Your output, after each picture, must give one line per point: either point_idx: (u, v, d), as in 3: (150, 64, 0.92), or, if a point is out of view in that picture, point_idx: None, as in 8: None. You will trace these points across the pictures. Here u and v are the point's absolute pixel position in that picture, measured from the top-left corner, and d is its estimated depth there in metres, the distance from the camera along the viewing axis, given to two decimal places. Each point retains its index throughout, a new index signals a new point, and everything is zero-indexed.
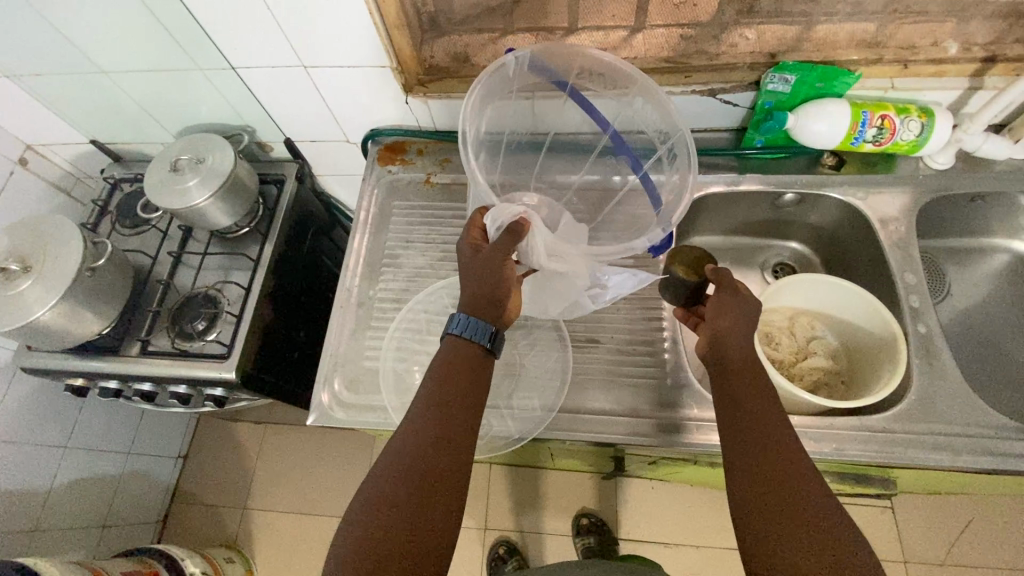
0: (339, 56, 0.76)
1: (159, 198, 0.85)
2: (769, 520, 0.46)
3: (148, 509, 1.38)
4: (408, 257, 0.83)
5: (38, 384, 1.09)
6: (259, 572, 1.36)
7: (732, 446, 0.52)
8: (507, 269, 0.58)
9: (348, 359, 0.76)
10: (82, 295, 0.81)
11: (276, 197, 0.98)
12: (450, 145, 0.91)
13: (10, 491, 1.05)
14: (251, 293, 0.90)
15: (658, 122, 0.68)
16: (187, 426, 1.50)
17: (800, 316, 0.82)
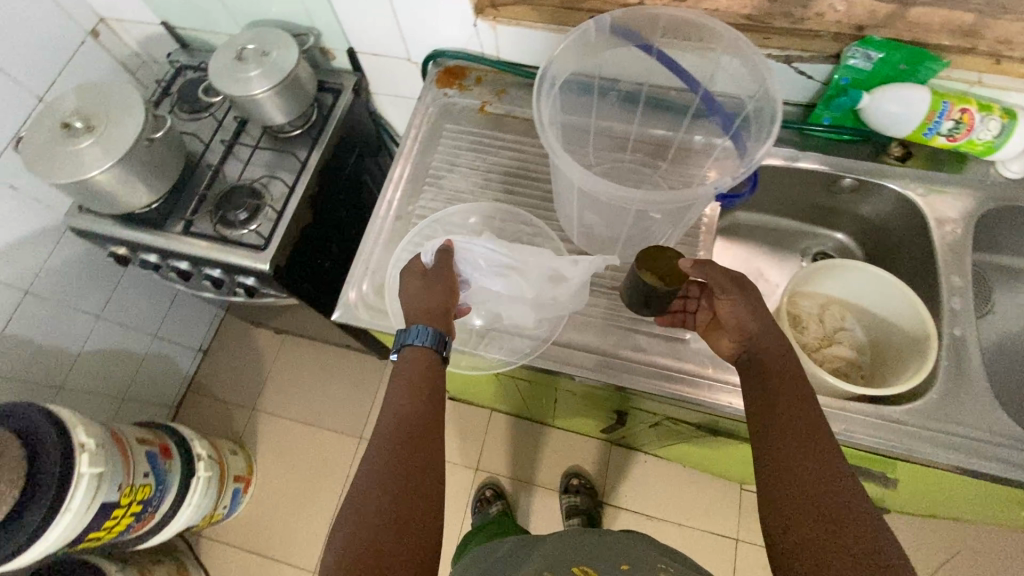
0: None
1: (222, 84, 0.87)
2: (792, 517, 0.47)
3: (165, 392, 1.45)
4: (451, 180, 0.83)
5: (81, 251, 1.13)
6: (259, 469, 1.43)
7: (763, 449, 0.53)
8: (448, 284, 0.67)
9: (380, 265, 0.78)
10: (137, 164, 0.83)
11: (331, 106, 0.99)
12: (509, 78, 0.90)
13: (45, 346, 1.11)
14: (294, 193, 0.92)
15: (751, 85, 0.60)
16: (210, 324, 1.56)
17: (832, 305, 0.81)
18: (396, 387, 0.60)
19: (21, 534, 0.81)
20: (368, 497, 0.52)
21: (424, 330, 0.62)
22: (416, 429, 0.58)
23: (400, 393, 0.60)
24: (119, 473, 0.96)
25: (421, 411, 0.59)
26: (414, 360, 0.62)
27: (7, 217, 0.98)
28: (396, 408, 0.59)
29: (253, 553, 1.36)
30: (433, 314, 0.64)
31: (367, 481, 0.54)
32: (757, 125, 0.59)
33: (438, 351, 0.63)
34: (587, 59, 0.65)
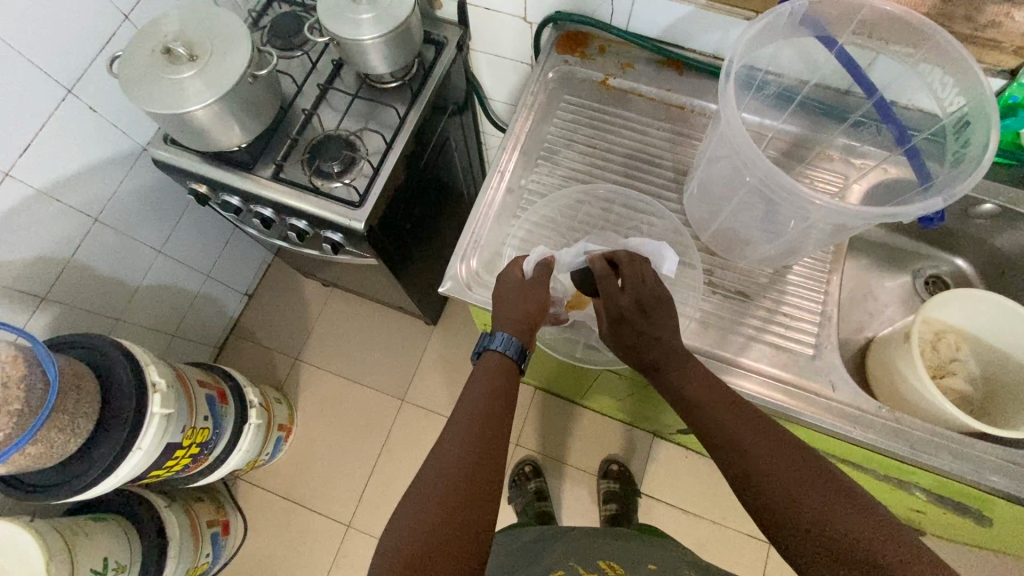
0: None
1: (331, 23, 0.81)
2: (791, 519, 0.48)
3: (211, 332, 1.44)
4: (568, 157, 0.79)
5: (148, 183, 1.09)
6: (299, 420, 1.43)
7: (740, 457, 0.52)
8: (541, 298, 0.65)
9: (489, 240, 0.74)
10: (239, 102, 0.78)
11: (433, 60, 0.93)
12: (635, 51, 0.84)
13: (107, 276, 1.08)
14: (392, 150, 0.88)
15: (955, 98, 0.59)
16: (258, 268, 1.53)
17: (947, 334, 0.77)
18: (472, 390, 0.60)
19: (96, 469, 0.80)
20: (429, 498, 0.51)
21: (507, 338, 0.62)
22: (488, 437, 0.56)
23: (477, 395, 0.59)
24: (183, 415, 0.95)
25: (488, 417, 0.57)
26: (489, 366, 0.61)
27: (84, 140, 0.93)
28: (470, 411, 0.58)
29: (288, 501, 1.37)
30: (520, 323, 0.63)
31: (428, 481, 0.53)
32: (958, 141, 0.59)
33: (516, 360, 0.62)
34: (761, 43, 0.62)
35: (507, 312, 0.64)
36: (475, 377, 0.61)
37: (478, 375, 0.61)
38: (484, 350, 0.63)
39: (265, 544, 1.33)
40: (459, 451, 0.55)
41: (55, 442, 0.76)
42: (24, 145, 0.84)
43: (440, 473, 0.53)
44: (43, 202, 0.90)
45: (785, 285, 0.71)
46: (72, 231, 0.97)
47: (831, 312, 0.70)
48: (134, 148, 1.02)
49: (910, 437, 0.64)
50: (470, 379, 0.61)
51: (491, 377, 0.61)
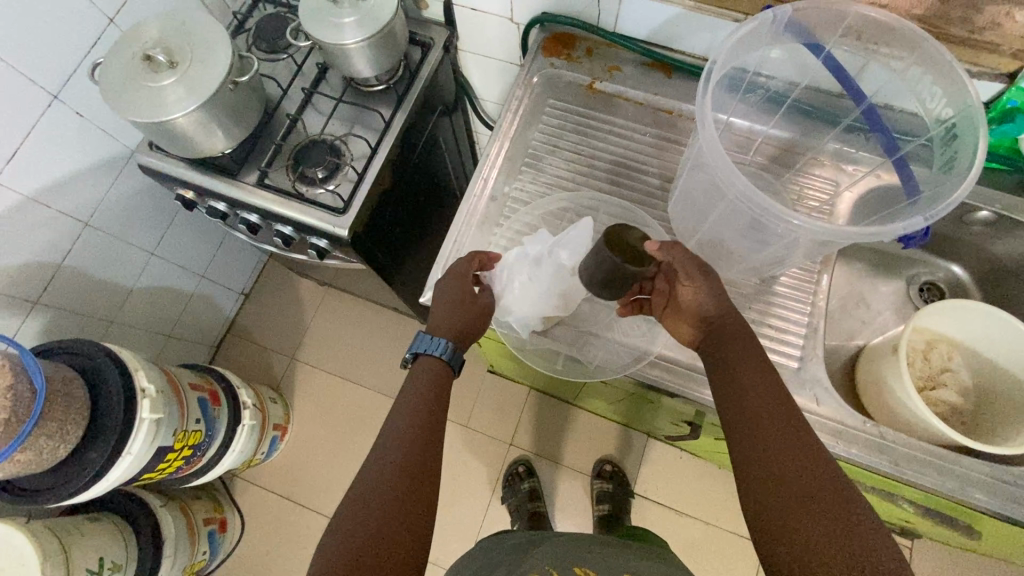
0: None
1: (312, 27, 0.80)
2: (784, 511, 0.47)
3: (207, 331, 1.45)
4: (552, 164, 0.78)
5: (139, 186, 1.09)
6: (295, 418, 1.44)
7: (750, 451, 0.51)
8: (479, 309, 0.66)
9: (470, 249, 0.74)
10: (220, 108, 0.77)
11: (419, 62, 0.92)
12: (623, 53, 0.82)
13: (100, 279, 1.09)
14: (377, 155, 0.87)
15: (943, 107, 0.57)
16: (254, 267, 1.54)
17: (939, 343, 0.76)
18: (411, 388, 0.60)
19: (86, 474, 0.81)
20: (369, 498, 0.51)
21: (444, 342, 0.63)
22: (429, 434, 0.57)
23: (417, 393, 0.60)
24: (173, 419, 0.96)
25: (431, 413, 0.58)
26: (426, 369, 0.62)
27: (71, 145, 0.93)
28: (413, 410, 0.58)
29: (284, 499, 1.38)
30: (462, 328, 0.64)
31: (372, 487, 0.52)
32: (944, 151, 0.58)
33: (449, 362, 0.63)
34: (745, 49, 0.60)
35: (447, 316, 0.65)
36: (415, 375, 0.62)
37: (416, 376, 0.62)
38: (420, 354, 0.63)
39: (263, 542, 1.35)
40: (397, 449, 0.55)
41: (44, 449, 0.77)
42: (11, 151, 0.84)
43: (380, 472, 0.53)
44: (32, 208, 0.91)
45: (771, 295, 0.70)
46: (62, 236, 0.98)
47: (817, 324, 0.69)
48: (123, 151, 1.02)
49: (896, 453, 0.63)
50: (409, 379, 0.62)
51: (428, 377, 0.61)
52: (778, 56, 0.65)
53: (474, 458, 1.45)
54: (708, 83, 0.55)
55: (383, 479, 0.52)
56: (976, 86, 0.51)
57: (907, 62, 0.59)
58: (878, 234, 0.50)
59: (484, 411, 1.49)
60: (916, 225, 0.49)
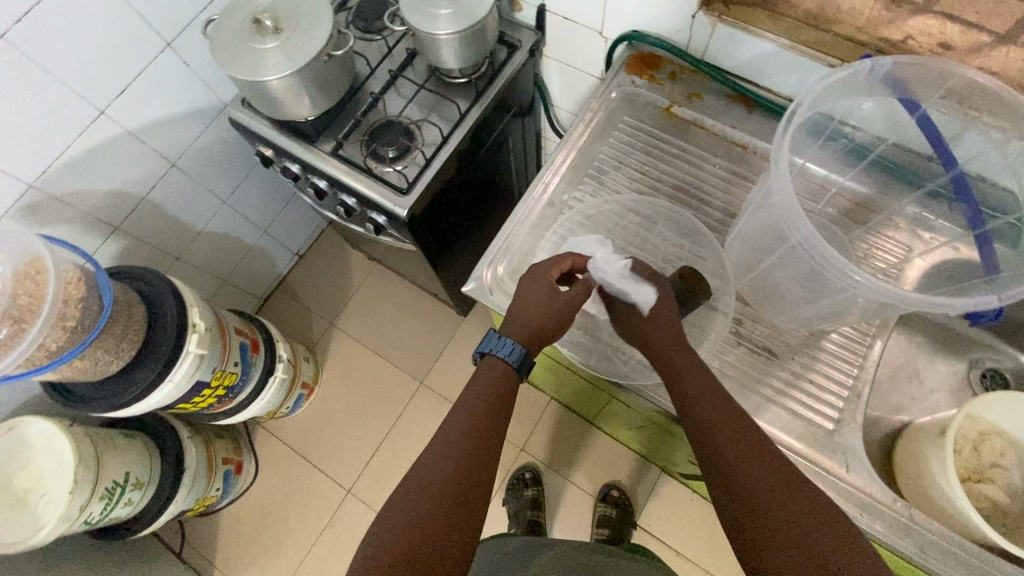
0: None
1: (409, 14, 0.83)
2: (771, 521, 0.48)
3: (259, 284, 1.52)
4: (615, 180, 0.78)
5: (225, 138, 1.16)
6: (323, 381, 1.49)
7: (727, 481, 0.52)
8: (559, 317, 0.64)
9: (519, 249, 0.75)
10: (311, 77, 0.82)
11: (503, 62, 0.94)
12: (707, 82, 0.81)
13: (174, 217, 1.16)
14: (447, 144, 0.89)
15: None
16: (312, 232, 1.61)
17: (992, 436, 0.71)
18: (471, 401, 0.60)
19: (132, 390, 0.88)
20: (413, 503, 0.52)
21: (514, 345, 0.62)
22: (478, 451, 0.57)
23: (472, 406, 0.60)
24: (215, 358, 1.01)
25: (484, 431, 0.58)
26: (490, 369, 0.62)
27: (174, 90, 1.00)
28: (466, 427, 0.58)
29: (298, 455, 1.43)
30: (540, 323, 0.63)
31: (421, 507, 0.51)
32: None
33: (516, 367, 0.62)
34: (834, 95, 0.59)
35: (522, 318, 0.63)
36: (475, 381, 0.61)
37: (479, 376, 0.62)
38: (488, 353, 0.63)
39: (271, 492, 1.41)
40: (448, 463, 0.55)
41: (98, 361, 0.83)
42: (121, 88, 0.92)
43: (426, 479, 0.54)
44: (129, 142, 0.99)
45: (817, 350, 0.68)
46: (150, 172, 1.05)
47: (862, 390, 0.66)
48: (217, 104, 1.09)
49: (923, 539, 0.60)
50: (470, 380, 0.62)
51: (488, 382, 0.61)
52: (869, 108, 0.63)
53: None
54: (789, 123, 0.54)
55: (429, 484, 0.53)
56: None
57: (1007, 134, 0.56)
58: (944, 305, 0.47)
59: None
60: (989, 304, 0.47)
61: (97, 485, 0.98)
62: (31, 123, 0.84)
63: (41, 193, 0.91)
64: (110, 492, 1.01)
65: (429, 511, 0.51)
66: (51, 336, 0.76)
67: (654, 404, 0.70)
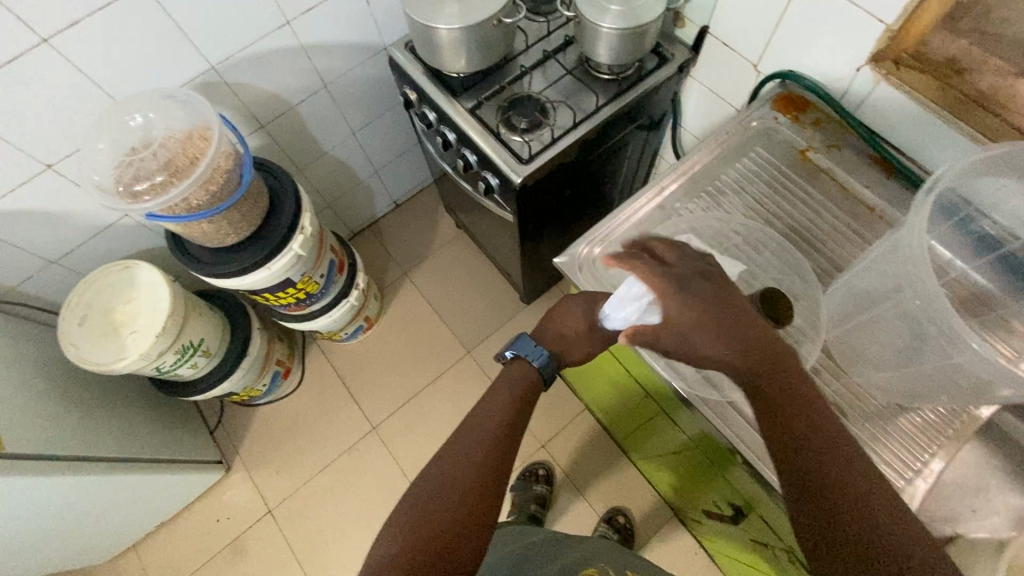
0: (871, 10, 0.68)
1: (583, 3, 0.88)
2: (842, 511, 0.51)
3: (355, 217, 1.63)
4: (730, 204, 0.79)
5: (374, 77, 1.26)
6: (382, 321, 1.57)
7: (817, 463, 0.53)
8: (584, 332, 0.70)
9: (619, 240, 0.77)
10: (477, 36, 0.89)
11: (651, 70, 0.97)
12: (852, 137, 0.80)
13: (310, 133, 1.28)
14: (577, 130, 0.94)
15: None
16: (414, 186, 1.70)
17: None
18: (494, 399, 0.65)
19: (236, 265, 0.97)
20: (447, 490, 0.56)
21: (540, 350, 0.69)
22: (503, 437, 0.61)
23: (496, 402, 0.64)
24: (309, 263, 1.10)
25: (506, 417, 0.63)
26: (519, 371, 0.68)
27: (350, 22, 1.11)
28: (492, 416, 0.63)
29: (340, 381, 1.52)
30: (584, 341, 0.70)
31: (443, 483, 0.57)
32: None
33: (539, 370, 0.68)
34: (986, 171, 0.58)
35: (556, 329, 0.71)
36: (500, 384, 0.67)
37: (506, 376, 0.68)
38: (518, 355, 0.69)
39: (305, 405, 1.50)
40: (476, 449, 0.60)
41: (220, 229, 0.94)
42: (310, 6, 1.03)
43: (454, 464, 0.58)
44: (298, 55, 1.10)
45: (893, 425, 0.66)
46: (305, 86, 1.17)
47: (928, 478, 0.64)
48: (379, 44, 1.20)
49: None
50: (500, 379, 0.68)
51: (515, 383, 0.66)
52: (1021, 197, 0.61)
53: None
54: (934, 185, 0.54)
55: (454, 475, 0.57)
56: None
57: None
58: None
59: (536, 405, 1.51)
60: None
61: (178, 338, 1.09)
62: (233, 14, 0.96)
63: (217, 76, 1.03)
64: (184, 349, 1.11)
65: (464, 505, 0.55)
66: (195, 194, 0.87)
67: (710, 424, 0.70)
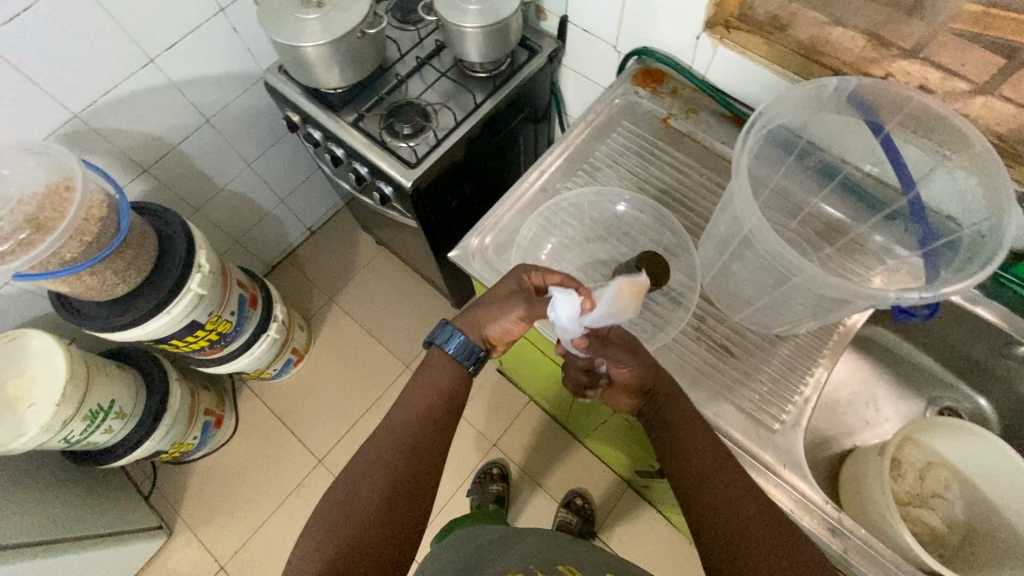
0: None
1: (442, 7, 0.90)
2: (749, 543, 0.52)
3: (268, 250, 1.59)
4: (606, 177, 0.83)
5: (259, 106, 1.24)
6: (313, 351, 1.54)
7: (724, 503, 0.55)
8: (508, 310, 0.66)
9: (507, 226, 0.80)
10: (344, 50, 0.89)
11: (522, 63, 1.01)
12: (706, 100, 0.86)
13: (200, 170, 1.24)
14: (459, 129, 0.96)
15: (979, 211, 0.59)
16: (327, 210, 1.68)
17: (939, 467, 0.75)
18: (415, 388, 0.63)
19: (130, 315, 0.93)
20: (357, 500, 0.54)
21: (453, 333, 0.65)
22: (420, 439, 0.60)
23: (410, 403, 0.62)
24: (214, 301, 1.07)
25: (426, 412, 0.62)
26: (434, 360, 0.65)
27: (220, 53, 1.09)
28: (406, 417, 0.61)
29: (277, 420, 1.47)
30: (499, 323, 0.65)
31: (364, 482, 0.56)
32: (969, 254, 0.59)
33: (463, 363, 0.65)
34: (802, 109, 0.65)
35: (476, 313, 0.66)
36: (422, 368, 0.65)
37: (426, 368, 0.65)
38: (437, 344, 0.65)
39: (245, 451, 1.44)
40: (387, 453, 0.58)
41: (105, 280, 0.89)
42: (172, 41, 1.01)
43: (367, 470, 0.56)
44: (170, 93, 1.07)
45: (775, 355, 0.71)
46: (185, 123, 1.13)
47: (812, 397, 0.69)
48: (257, 72, 1.18)
49: (850, 542, 0.62)
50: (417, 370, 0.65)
51: (439, 367, 0.65)
52: (838, 129, 0.68)
53: (456, 447, 1.48)
54: (755, 126, 0.60)
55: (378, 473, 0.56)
56: (1013, 195, 0.53)
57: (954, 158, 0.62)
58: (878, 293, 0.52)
59: (482, 407, 1.52)
60: (919, 301, 0.52)
61: (83, 404, 1.02)
62: (87, 59, 0.92)
63: (83, 125, 0.99)
64: (93, 414, 1.05)
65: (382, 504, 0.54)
66: (66, 247, 0.83)
67: None
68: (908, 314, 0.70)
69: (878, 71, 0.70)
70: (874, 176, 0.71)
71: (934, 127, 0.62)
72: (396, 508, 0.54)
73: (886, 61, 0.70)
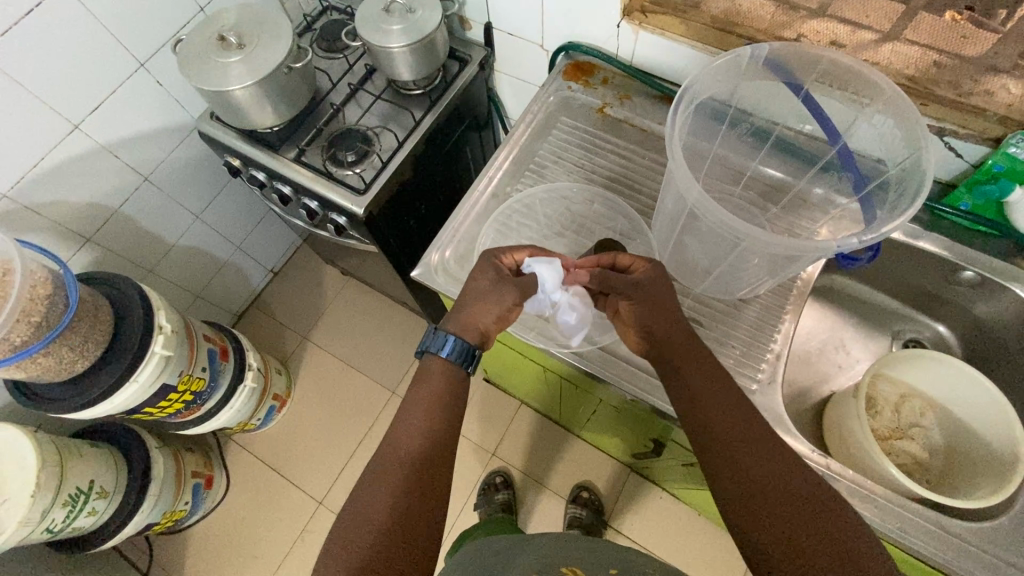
0: None
1: (365, 31, 0.90)
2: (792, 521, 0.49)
3: (233, 300, 1.55)
4: (554, 174, 0.84)
5: (197, 155, 1.22)
6: (295, 394, 1.51)
7: (761, 478, 0.52)
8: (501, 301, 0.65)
9: (466, 236, 0.80)
10: (273, 87, 0.88)
11: (455, 75, 1.02)
12: (637, 84, 0.89)
13: (148, 230, 1.21)
14: (402, 148, 0.96)
15: (900, 151, 0.63)
16: (287, 249, 1.66)
17: (912, 398, 0.78)
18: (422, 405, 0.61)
19: (95, 390, 0.90)
20: (368, 513, 0.53)
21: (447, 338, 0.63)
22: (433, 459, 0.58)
23: (418, 417, 0.60)
24: (182, 360, 1.04)
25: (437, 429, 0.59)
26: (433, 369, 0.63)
27: (148, 109, 1.07)
28: (420, 431, 0.59)
29: (269, 469, 1.43)
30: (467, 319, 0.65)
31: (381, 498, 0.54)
32: (898, 192, 0.62)
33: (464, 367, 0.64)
34: (725, 79, 0.67)
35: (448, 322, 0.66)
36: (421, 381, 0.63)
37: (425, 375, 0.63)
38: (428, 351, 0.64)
39: (241, 507, 1.40)
40: (398, 469, 0.56)
41: (63, 358, 0.86)
42: (94, 105, 0.98)
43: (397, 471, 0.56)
44: (102, 156, 1.04)
45: (742, 318, 0.73)
46: (122, 185, 1.10)
47: (782, 353, 0.71)
48: (190, 122, 1.16)
49: (839, 485, 0.64)
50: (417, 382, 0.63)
51: (434, 383, 0.62)
52: (756, 91, 0.71)
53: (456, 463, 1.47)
54: (683, 102, 0.62)
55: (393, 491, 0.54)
56: (927, 131, 0.57)
57: (870, 104, 0.65)
58: (825, 244, 0.55)
59: (476, 418, 1.51)
60: (868, 243, 0.54)
61: (61, 489, 0.98)
62: (7, 135, 0.89)
63: (14, 204, 0.95)
64: (73, 498, 1.00)
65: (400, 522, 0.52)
66: (15, 331, 0.80)
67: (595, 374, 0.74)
68: (849, 259, 0.74)
69: (791, 33, 0.73)
70: (784, 125, 0.75)
71: (846, 80, 0.65)
72: (406, 525, 0.52)
73: (796, 23, 0.73)
